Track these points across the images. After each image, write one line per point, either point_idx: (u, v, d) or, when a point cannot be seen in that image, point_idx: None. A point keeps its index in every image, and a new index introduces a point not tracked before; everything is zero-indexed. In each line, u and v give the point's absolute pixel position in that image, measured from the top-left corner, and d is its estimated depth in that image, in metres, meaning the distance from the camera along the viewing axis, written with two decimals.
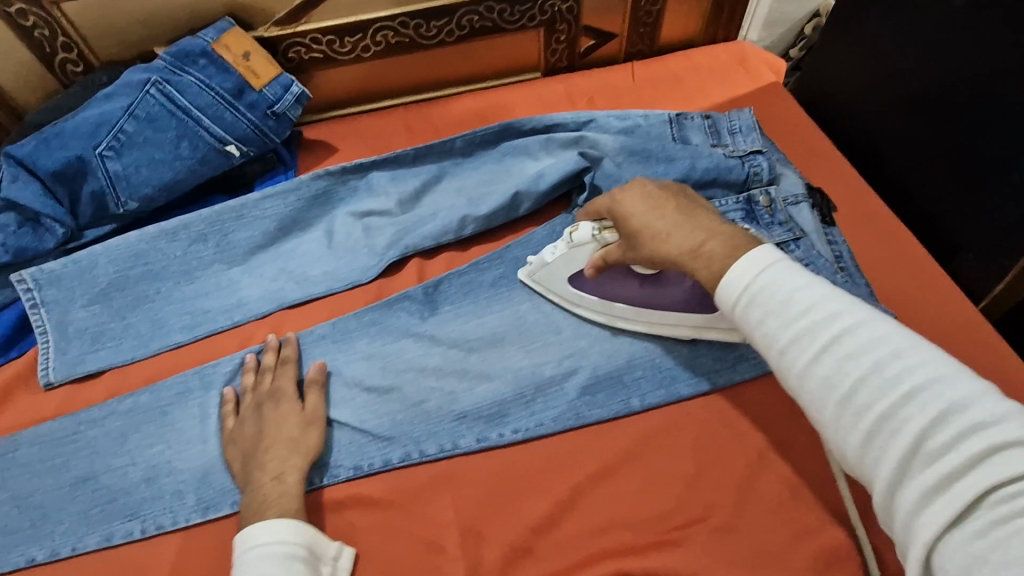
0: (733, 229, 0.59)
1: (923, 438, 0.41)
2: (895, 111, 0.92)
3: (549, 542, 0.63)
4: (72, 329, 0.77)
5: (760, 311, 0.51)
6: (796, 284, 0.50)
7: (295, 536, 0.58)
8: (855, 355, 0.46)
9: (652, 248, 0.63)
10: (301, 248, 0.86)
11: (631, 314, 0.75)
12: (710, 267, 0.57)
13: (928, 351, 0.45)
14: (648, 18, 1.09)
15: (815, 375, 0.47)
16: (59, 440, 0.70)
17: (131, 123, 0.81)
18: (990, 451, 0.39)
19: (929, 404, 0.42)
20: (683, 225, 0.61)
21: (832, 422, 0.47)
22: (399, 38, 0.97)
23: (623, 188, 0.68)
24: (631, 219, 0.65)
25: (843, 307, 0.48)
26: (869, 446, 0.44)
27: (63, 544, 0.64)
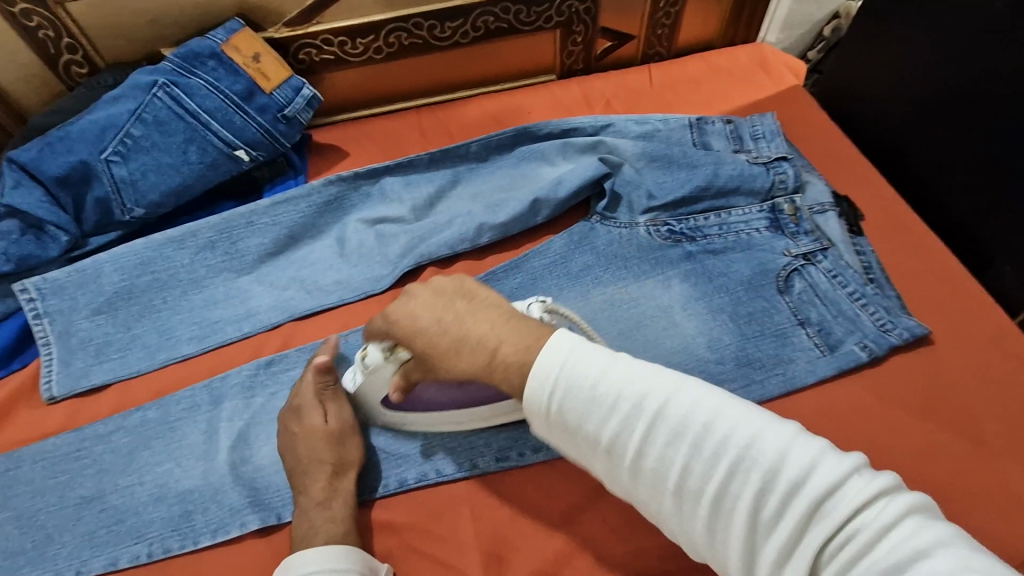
0: (529, 323, 0.52)
1: (757, 509, 0.41)
2: (927, 117, 0.90)
3: (574, 568, 0.61)
4: (77, 340, 0.74)
5: (573, 411, 0.47)
6: (597, 368, 0.47)
7: (346, 562, 0.56)
8: (674, 439, 0.44)
9: (446, 369, 0.54)
10: (312, 256, 0.83)
11: (459, 420, 0.66)
12: (509, 380, 0.50)
13: (729, 412, 0.44)
14: (667, 19, 1.06)
15: (643, 467, 0.45)
16: (64, 457, 0.68)
17: (137, 127, 0.78)
18: (814, 505, 0.39)
19: (753, 474, 0.41)
20: (467, 338, 0.52)
21: (673, 509, 0.45)
22: (413, 39, 0.95)
23: (398, 302, 0.57)
24: (416, 340, 0.54)
25: (649, 386, 0.46)
26: (713, 530, 0.43)
27: (68, 567, 0.62)
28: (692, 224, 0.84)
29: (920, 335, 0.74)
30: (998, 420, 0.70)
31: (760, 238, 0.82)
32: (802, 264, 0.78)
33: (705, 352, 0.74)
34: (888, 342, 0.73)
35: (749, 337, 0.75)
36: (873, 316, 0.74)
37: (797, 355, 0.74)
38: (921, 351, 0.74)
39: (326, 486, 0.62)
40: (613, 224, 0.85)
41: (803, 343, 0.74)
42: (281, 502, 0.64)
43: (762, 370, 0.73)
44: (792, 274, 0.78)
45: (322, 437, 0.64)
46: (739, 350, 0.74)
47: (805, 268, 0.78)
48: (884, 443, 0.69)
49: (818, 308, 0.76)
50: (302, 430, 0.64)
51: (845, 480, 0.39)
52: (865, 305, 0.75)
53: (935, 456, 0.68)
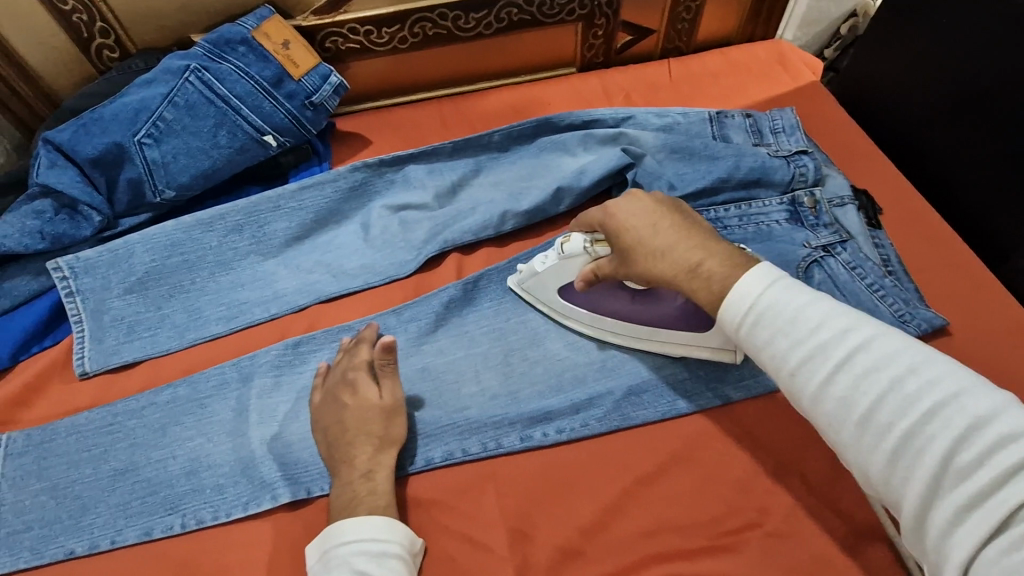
0: (729, 248, 0.56)
1: (952, 455, 0.40)
2: (946, 113, 0.90)
3: (599, 544, 0.62)
4: (109, 318, 0.76)
5: (766, 332, 0.49)
6: (799, 300, 0.49)
7: (391, 534, 0.57)
8: (869, 374, 0.45)
9: (642, 266, 0.60)
10: (337, 240, 0.85)
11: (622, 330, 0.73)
12: (707, 290, 0.54)
13: (940, 364, 0.44)
14: (687, 14, 1.07)
15: (829, 395, 0.46)
16: (96, 431, 0.69)
17: (170, 110, 0.80)
18: (1020, 465, 0.38)
19: (951, 421, 0.41)
20: (676, 246, 0.58)
21: (853, 442, 0.45)
22: (438, 30, 0.96)
23: (620, 199, 0.63)
24: (624, 233, 0.61)
25: (850, 324, 0.47)
26: (894, 468, 0.43)
27: (102, 537, 0.63)
28: (712, 215, 0.85)
29: (937, 326, 0.75)
30: None
31: (780, 229, 0.83)
32: (822, 255, 0.79)
33: None
34: (906, 333, 0.74)
35: None
36: (891, 308, 0.75)
37: None
38: (938, 343, 0.76)
39: (354, 462, 0.63)
40: None
41: None
42: (311, 477, 0.66)
43: None
44: (812, 265, 0.79)
45: (350, 415, 0.65)
46: None
47: (824, 259, 0.79)
48: None
49: (837, 298, 0.76)
50: (357, 404, 0.66)
51: None
52: (884, 296, 0.76)
53: None
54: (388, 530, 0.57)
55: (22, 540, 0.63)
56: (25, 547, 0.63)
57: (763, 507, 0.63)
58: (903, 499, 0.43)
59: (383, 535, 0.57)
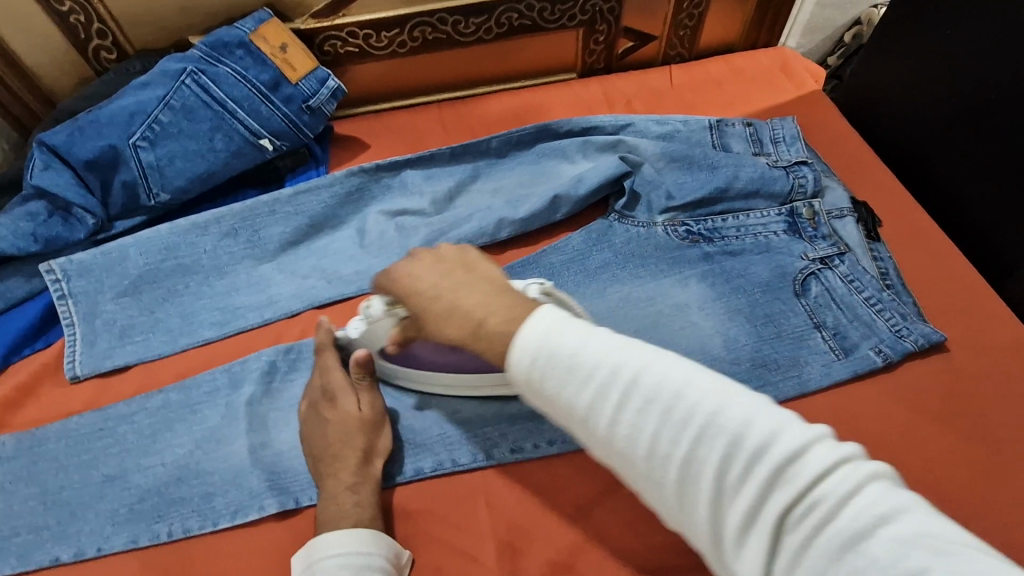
0: (515, 296, 0.50)
1: (725, 474, 0.38)
2: (948, 125, 0.90)
3: (588, 560, 0.61)
4: (101, 322, 0.76)
5: (550, 379, 0.44)
6: (571, 335, 0.44)
7: (373, 546, 0.57)
8: (646, 407, 0.41)
9: (433, 333, 0.53)
10: (332, 246, 0.84)
11: (444, 382, 0.70)
12: (493, 350, 0.47)
13: (701, 379, 0.41)
14: (689, 20, 1.07)
15: (616, 435, 0.42)
16: (87, 436, 0.69)
17: (166, 114, 0.79)
18: (780, 469, 0.36)
19: (718, 441, 0.38)
20: (461, 302, 0.51)
21: (644, 479, 0.41)
22: (437, 34, 0.95)
23: (403, 262, 0.58)
24: (411, 300, 0.55)
25: (623, 355, 0.43)
26: (682, 499, 0.39)
27: (90, 544, 0.63)
28: (710, 225, 0.84)
29: (935, 341, 0.74)
30: (1012, 429, 0.70)
31: (779, 241, 0.82)
32: (819, 268, 0.79)
33: (721, 352, 0.75)
34: (903, 348, 0.73)
35: (766, 338, 0.75)
36: (888, 322, 0.75)
37: (813, 358, 0.74)
38: (935, 358, 0.75)
39: (340, 475, 0.62)
40: (630, 223, 0.86)
41: (819, 346, 0.75)
42: (300, 486, 0.65)
43: (778, 372, 0.73)
44: (809, 278, 0.78)
45: (341, 424, 0.65)
46: (755, 351, 0.74)
47: (822, 272, 0.78)
48: (901, 447, 0.69)
49: (834, 312, 0.76)
50: (336, 418, 0.66)
51: (813, 445, 0.36)
52: (881, 310, 0.75)
53: (949, 461, 0.68)
54: (369, 542, 0.57)
55: (10, 545, 0.63)
56: (12, 553, 0.62)
57: None
58: (694, 530, 0.40)
59: (363, 548, 0.57)
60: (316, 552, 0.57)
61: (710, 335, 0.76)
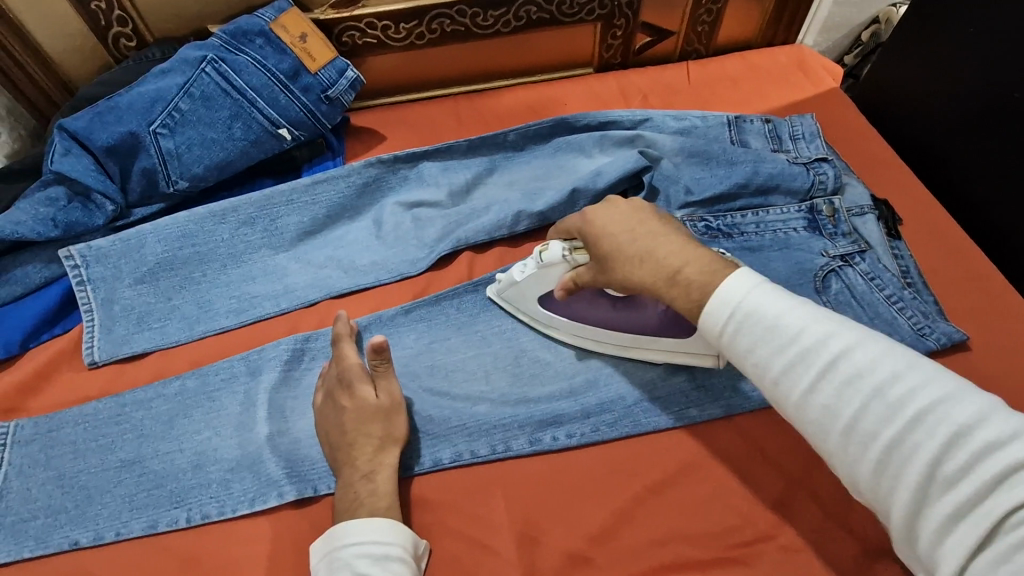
0: (711, 254, 0.55)
1: (937, 463, 0.40)
2: (970, 124, 0.89)
3: (608, 550, 0.61)
4: (119, 308, 0.76)
5: (750, 342, 0.48)
6: (783, 307, 0.48)
7: (392, 536, 0.57)
8: (849, 385, 0.44)
9: (622, 273, 0.59)
10: (348, 236, 0.84)
11: (600, 337, 0.72)
12: (689, 298, 0.53)
13: (921, 370, 0.42)
14: (708, 16, 1.06)
15: (815, 404, 0.45)
16: (104, 421, 0.69)
17: (185, 101, 0.79)
18: (1004, 472, 0.37)
19: (935, 430, 0.40)
20: (655, 249, 0.57)
21: (840, 452, 0.44)
22: (455, 26, 0.95)
23: (598, 206, 0.63)
24: (603, 241, 0.60)
25: (832, 333, 0.45)
26: (881, 475, 0.42)
27: (108, 528, 0.63)
28: (729, 221, 0.84)
29: (957, 340, 0.73)
30: None
31: (798, 238, 0.82)
32: (839, 265, 0.78)
33: None
34: (925, 347, 0.73)
35: None
36: (910, 320, 0.74)
37: None
38: (957, 357, 0.74)
39: (356, 463, 0.62)
40: None
41: None
42: (318, 474, 0.65)
43: None
44: (830, 275, 0.78)
45: (360, 413, 0.64)
46: None
47: (842, 269, 0.78)
48: None
49: (854, 310, 0.75)
50: (354, 406, 0.65)
51: None
52: (902, 308, 0.74)
53: None
54: (386, 531, 0.56)
55: (28, 529, 0.63)
56: (30, 536, 0.62)
57: (775, 517, 0.63)
58: (891, 505, 0.42)
59: (381, 538, 0.56)
60: (334, 540, 0.56)
61: None
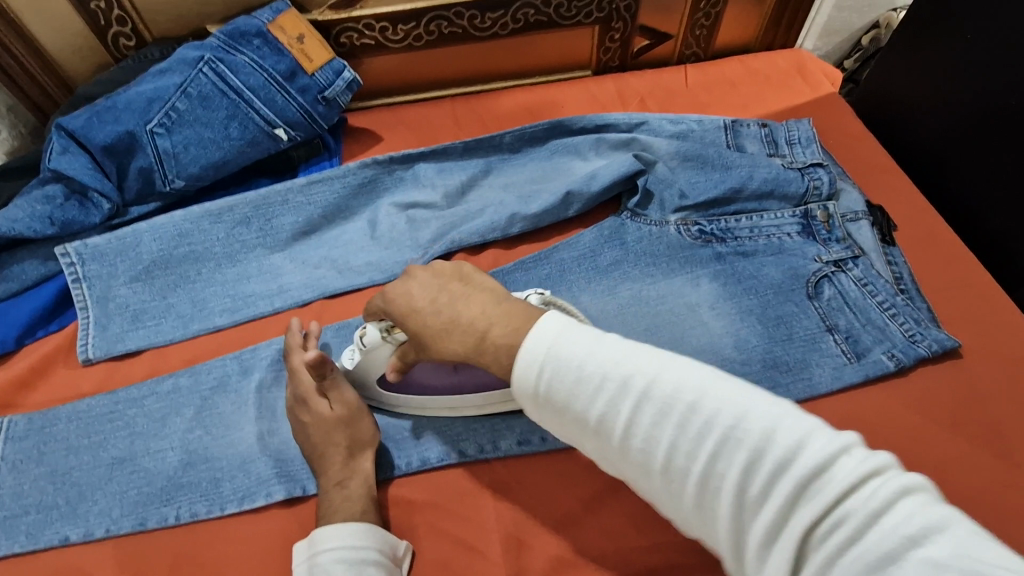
0: (520, 306, 0.52)
1: (743, 487, 0.39)
2: (968, 130, 0.89)
3: (593, 555, 0.62)
4: (114, 306, 0.76)
5: (562, 391, 0.47)
6: (585, 347, 0.47)
7: (367, 540, 0.57)
8: (659, 418, 0.43)
9: (437, 351, 0.55)
10: (343, 237, 0.85)
11: (451, 404, 0.67)
12: (500, 361, 0.50)
13: (713, 391, 0.43)
14: (706, 20, 1.06)
15: (633, 446, 0.44)
16: (96, 418, 0.69)
17: (182, 101, 0.80)
18: (802, 483, 0.37)
19: (738, 452, 0.40)
20: (459, 322, 0.53)
21: (664, 489, 0.44)
22: (453, 28, 0.95)
23: (397, 281, 0.58)
24: (410, 320, 0.55)
25: (632, 369, 0.45)
26: (702, 507, 0.42)
27: (99, 525, 0.63)
28: (723, 225, 0.84)
29: (949, 347, 0.73)
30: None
31: (792, 243, 0.82)
32: (832, 271, 0.78)
33: (733, 352, 0.74)
34: (917, 353, 0.73)
35: (777, 339, 0.75)
36: (901, 327, 0.74)
37: (824, 361, 0.73)
38: (949, 365, 0.74)
39: (327, 472, 0.63)
40: (643, 221, 0.85)
41: (831, 349, 0.74)
42: (306, 474, 0.66)
43: (788, 374, 0.73)
44: (822, 281, 0.78)
45: (320, 427, 0.65)
46: (765, 352, 0.74)
47: (835, 275, 0.78)
48: (914, 455, 0.68)
49: (846, 315, 0.76)
50: (315, 421, 0.65)
51: (836, 458, 0.37)
52: (895, 315, 0.74)
53: (961, 468, 0.68)
54: (358, 535, 0.57)
55: (20, 524, 0.63)
56: (22, 532, 0.63)
57: None
58: (716, 539, 0.42)
59: (354, 542, 0.57)
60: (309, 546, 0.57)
61: (720, 335, 0.76)
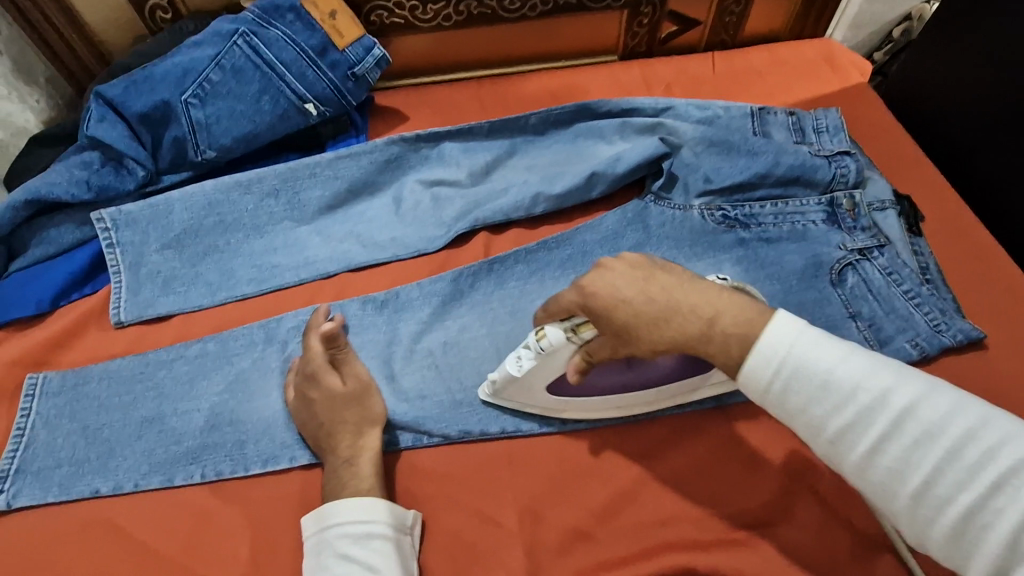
0: (734, 295, 0.53)
1: (1023, 530, 0.39)
2: (997, 123, 0.88)
3: (609, 529, 0.63)
4: (145, 271, 0.78)
5: (797, 396, 0.48)
6: (832, 356, 0.47)
7: (374, 513, 0.59)
8: (919, 443, 0.44)
9: (653, 341, 0.54)
10: (368, 213, 0.86)
11: (622, 402, 0.66)
12: (727, 351, 0.51)
13: (998, 423, 0.42)
14: (735, 7, 1.06)
15: (879, 466, 0.45)
16: (126, 379, 0.71)
17: (216, 73, 0.81)
18: None
19: (1020, 493, 0.40)
20: (681, 307, 0.53)
21: (906, 514, 0.45)
22: (482, 9, 0.96)
23: (592, 277, 0.55)
24: (619, 313, 0.53)
25: (892, 385, 0.45)
26: (957, 539, 0.42)
27: (126, 480, 0.65)
28: (747, 211, 0.83)
29: (974, 338, 0.73)
30: None
31: (817, 230, 0.81)
32: (856, 259, 0.78)
33: None
34: (940, 343, 0.72)
35: None
36: (926, 316, 0.74)
37: None
38: (973, 356, 0.74)
39: (337, 450, 0.63)
40: (667, 205, 0.85)
41: (853, 336, 0.74)
42: None
43: None
44: (846, 269, 0.78)
45: (330, 403, 0.65)
46: None
47: (859, 263, 0.78)
48: None
49: (870, 304, 0.75)
50: (325, 397, 0.65)
51: None
52: (919, 305, 0.74)
53: None
54: (354, 512, 0.58)
55: (53, 475, 0.65)
56: (54, 483, 0.65)
57: (779, 505, 0.63)
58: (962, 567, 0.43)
59: (354, 518, 0.58)
60: (313, 520, 0.59)
61: None
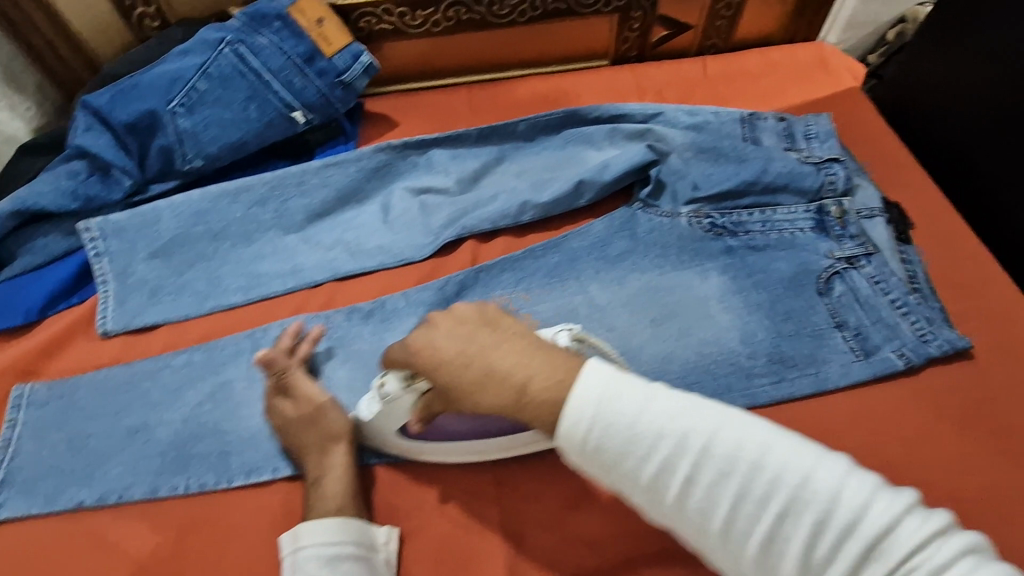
0: (551, 354, 0.53)
1: (810, 549, 0.44)
2: (989, 128, 0.88)
3: (592, 539, 0.63)
4: (133, 281, 0.78)
5: (608, 447, 0.49)
6: (635, 401, 0.49)
7: (344, 534, 0.59)
8: (721, 479, 0.47)
9: (474, 406, 0.53)
10: (357, 220, 0.85)
11: (479, 449, 0.65)
12: (539, 416, 0.51)
13: (778, 448, 0.47)
14: (728, 10, 1.05)
15: (689, 507, 0.48)
16: (113, 389, 0.71)
17: (203, 81, 0.81)
18: (870, 546, 0.43)
19: (806, 514, 0.45)
20: (493, 369, 0.52)
21: (716, 547, 0.48)
22: (471, 14, 0.96)
23: (420, 331, 0.56)
24: (437, 372, 0.53)
25: (690, 425, 0.48)
26: (760, 565, 0.46)
27: (112, 491, 0.66)
28: (734, 219, 0.82)
29: (960, 348, 0.73)
30: None
31: (804, 238, 0.80)
32: (844, 268, 0.77)
33: (739, 345, 0.75)
34: (926, 353, 0.73)
35: (785, 334, 0.75)
36: (912, 326, 0.74)
37: (832, 356, 0.74)
38: (960, 365, 0.74)
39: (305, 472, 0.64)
40: (655, 212, 0.84)
41: (839, 345, 0.74)
42: None
43: (794, 369, 0.74)
44: (834, 277, 0.77)
45: (295, 422, 0.66)
46: (772, 347, 0.75)
47: (847, 272, 0.77)
48: (918, 454, 0.69)
49: (856, 313, 0.75)
50: (291, 414, 0.66)
51: (901, 518, 0.43)
52: (906, 314, 0.74)
53: (966, 470, 0.68)
54: (325, 533, 0.59)
55: (40, 486, 0.66)
56: (41, 493, 0.65)
57: None
58: None
59: (324, 539, 0.58)
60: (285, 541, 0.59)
61: (727, 329, 0.76)
